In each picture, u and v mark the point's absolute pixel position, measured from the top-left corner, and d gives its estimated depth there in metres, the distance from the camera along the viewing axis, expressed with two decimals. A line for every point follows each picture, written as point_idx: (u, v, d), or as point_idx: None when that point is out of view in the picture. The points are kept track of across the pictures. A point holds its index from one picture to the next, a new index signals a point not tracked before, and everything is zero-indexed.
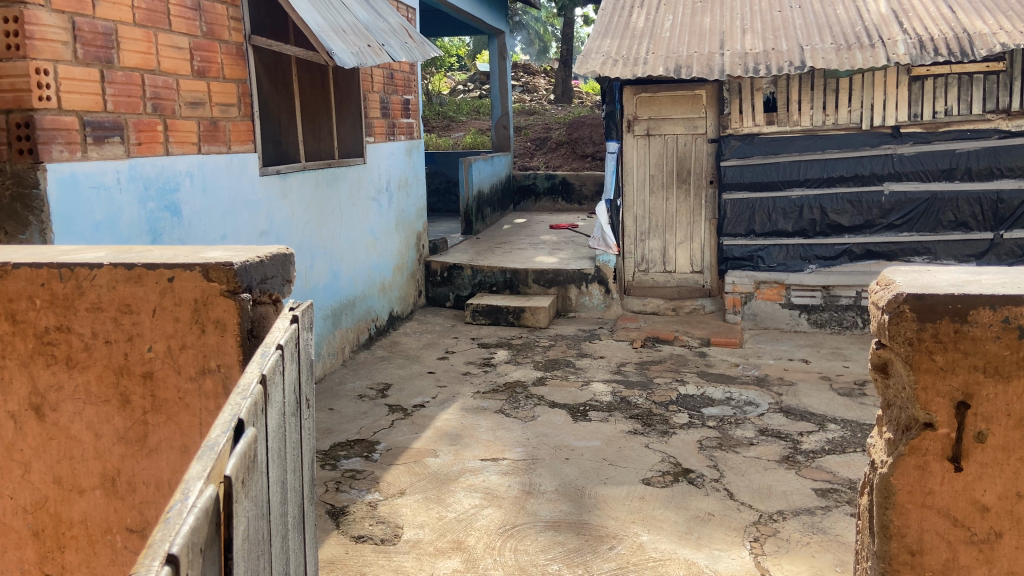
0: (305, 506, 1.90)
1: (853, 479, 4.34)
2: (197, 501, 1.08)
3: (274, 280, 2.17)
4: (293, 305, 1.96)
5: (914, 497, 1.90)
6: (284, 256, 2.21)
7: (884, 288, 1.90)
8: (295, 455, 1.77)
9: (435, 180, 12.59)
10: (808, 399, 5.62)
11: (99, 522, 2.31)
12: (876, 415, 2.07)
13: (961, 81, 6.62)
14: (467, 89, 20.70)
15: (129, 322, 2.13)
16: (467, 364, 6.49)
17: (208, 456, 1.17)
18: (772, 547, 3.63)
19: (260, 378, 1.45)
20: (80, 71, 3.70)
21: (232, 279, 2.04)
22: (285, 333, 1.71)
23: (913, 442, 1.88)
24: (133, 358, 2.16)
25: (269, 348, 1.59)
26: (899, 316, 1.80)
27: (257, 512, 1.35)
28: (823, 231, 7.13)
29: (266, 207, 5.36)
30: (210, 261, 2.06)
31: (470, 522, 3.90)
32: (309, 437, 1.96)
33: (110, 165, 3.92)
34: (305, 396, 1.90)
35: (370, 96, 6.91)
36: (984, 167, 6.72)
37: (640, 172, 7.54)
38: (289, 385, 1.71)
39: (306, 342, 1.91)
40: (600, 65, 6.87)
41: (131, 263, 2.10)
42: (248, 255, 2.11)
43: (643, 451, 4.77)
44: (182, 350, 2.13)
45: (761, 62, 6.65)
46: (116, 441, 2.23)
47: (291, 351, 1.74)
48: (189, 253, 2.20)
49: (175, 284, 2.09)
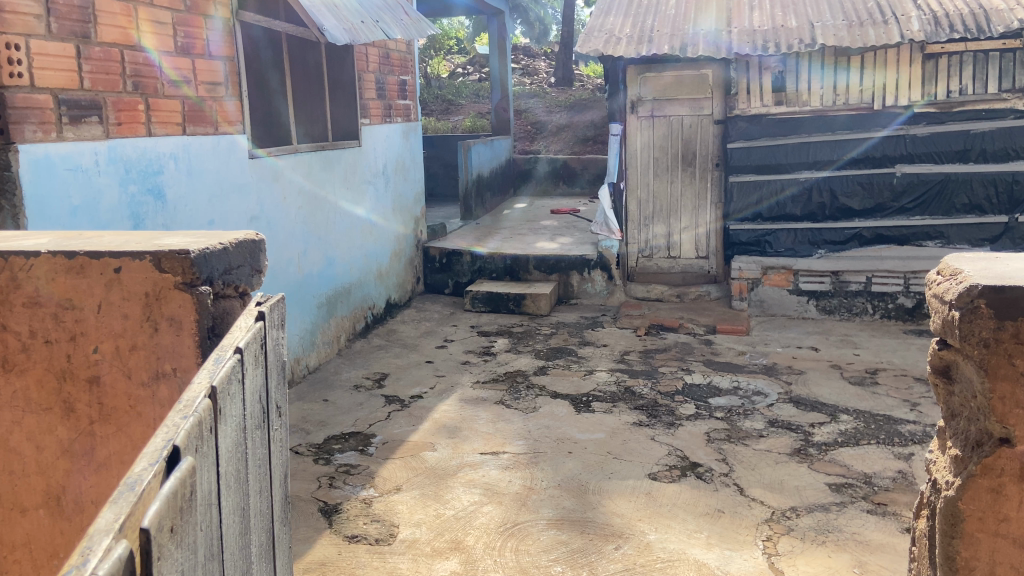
0: (275, 527, 1.71)
1: (868, 473, 4.17)
2: (100, 564, 0.88)
3: (240, 270, 1.99)
4: (262, 299, 1.76)
5: (987, 525, 1.69)
6: (252, 243, 2.03)
7: (954, 280, 1.71)
8: (261, 472, 1.58)
9: (433, 164, 12.39)
10: (818, 388, 5.44)
11: (44, 545, 2.12)
12: (944, 426, 1.87)
13: (977, 58, 6.34)
14: (466, 73, 20.32)
15: (71, 319, 1.95)
16: (467, 353, 6.30)
17: (125, 499, 0.98)
18: (786, 546, 3.45)
19: (209, 391, 1.26)
20: (54, 45, 3.50)
21: (189, 269, 1.84)
22: (246, 334, 1.50)
23: (987, 461, 1.67)
24: (76, 361, 1.98)
25: (224, 352, 1.38)
26: (973, 313, 1.61)
27: (198, 555, 1.16)
28: (832, 215, 6.94)
29: (257, 191, 5.14)
30: (163, 249, 1.86)
31: (469, 520, 3.72)
32: (282, 450, 1.77)
33: (87, 146, 3.71)
34: (275, 403, 1.70)
35: (366, 76, 6.66)
36: (1000, 149, 6.49)
37: (644, 156, 7.31)
38: (252, 395, 1.51)
39: (275, 342, 1.70)
40: (603, 43, 6.66)
41: (72, 251, 1.91)
42: (210, 242, 1.92)
43: (649, 444, 4.58)
44: (132, 351, 1.94)
45: (770, 39, 6.45)
46: (61, 455, 2.04)
47: (253, 353, 1.53)
48: (145, 240, 2.01)
49: (123, 276, 1.89)
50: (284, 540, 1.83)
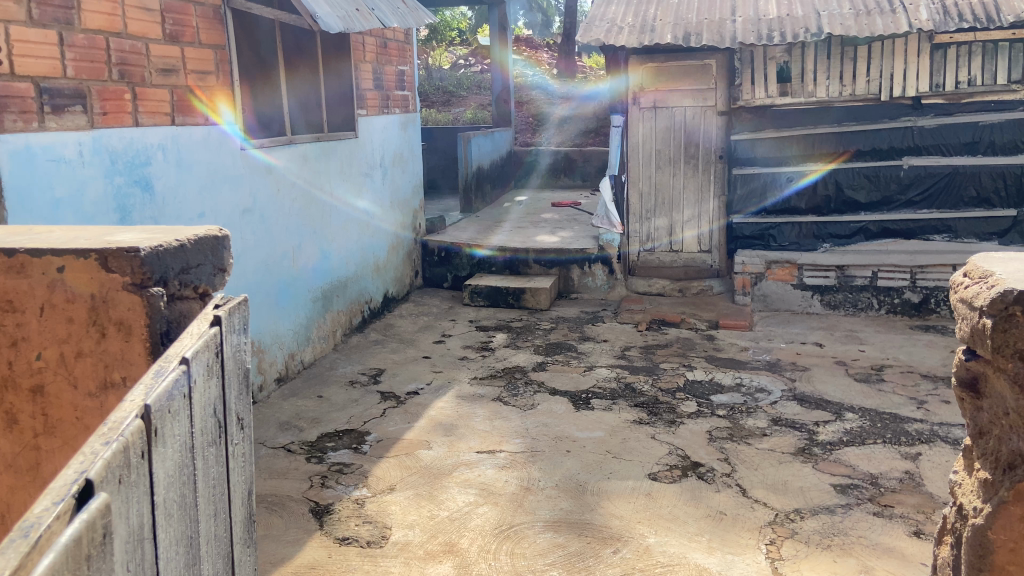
0: (235, 544, 1.66)
1: (874, 474, 4.06)
2: None
3: (201, 268, 1.91)
4: (221, 301, 1.72)
5: (1019, 556, 1.59)
6: (215, 239, 1.95)
7: (986, 284, 1.59)
8: (213, 488, 1.53)
9: (433, 156, 12.25)
10: (823, 385, 5.33)
11: None
12: (973, 444, 1.76)
13: (986, 49, 6.18)
14: (468, 64, 20.14)
15: (13, 323, 1.90)
16: (465, 348, 6.20)
17: (14, 550, 0.88)
18: (790, 551, 3.34)
19: (141, 412, 1.20)
20: (35, 32, 3.38)
21: (138, 269, 1.78)
22: (195, 343, 1.44)
23: (1019, 486, 1.56)
24: (20, 369, 1.94)
25: (166, 365, 1.34)
26: (1007, 320, 1.49)
27: None
28: (837, 208, 6.80)
29: (250, 183, 5.01)
30: (109, 248, 1.80)
31: (464, 522, 3.62)
32: (244, 464, 1.72)
33: (70, 137, 3.60)
34: (235, 415, 1.66)
35: (363, 66, 6.54)
36: (1009, 141, 6.34)
37: (646, 147, 7.18)
38: (201, 408, 1.46)
39: (233, 347, 1.64)
40: (605, 33, 6.53)
41: (11, 250, 1.85)
42: (165, 239, 1.85)
43: (649, 443, 4.47)
44: (77, 359, 1.91)
45: (775, 28, 6.30)
46: (7, 466, 2.02)
47: (204, 363, 1.48)
48: (95, 236, 1.94)
49: (66, 276, 1.84)
50: (250, 554, 1.78)
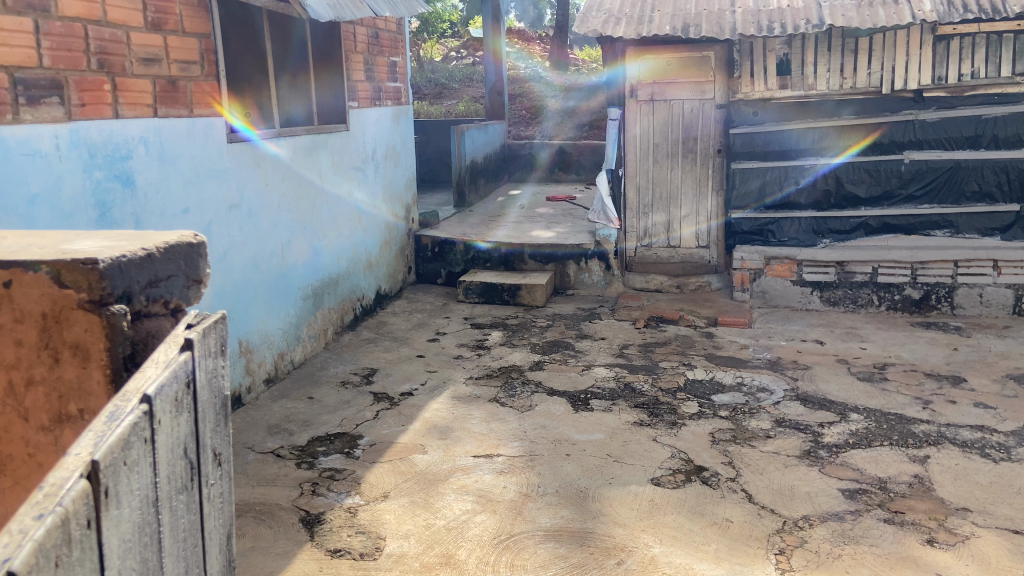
0: None
1: (883, 478, 3.94)
2: None
3: (170, 281, 1.78)
4: (195, 320, 1.57)
5: None
6: (186, 249, 1.83)
7: None
8: (184, 536, 1.40)
9: (425, 149, 12.09)
10: (825, 385, 5.21)
11: None
12: None
13: (990, 40, 6.08)
14: (461, 56, 19.99)
15: None
16: (459, 347, 6.04)
17: None
18: (800, 561, 3.22)
19: (87, 469, 1.07)
20: (8, 19, 3.20)
21: (98, 283, 1.62)
22: (161, 375, 1.30)
23: None
24: None
25: (124, 407, 1.21)
26: None
27: None
28: (836, 203, 6.68)
29: (237, 178, 4.84)
30: (64, 258, 1.62)
31: (461, 531, 3.48)
32: (221, 505, 1.59)
33: (46, 129, 3.42)
34: (209, 451, 1.53)
35: (354, 57, 6.37)
36: (1013, 134, 6.22)
37: (643, 141, 7.06)
38: (167, 450, 1.33)
39: (206, 374, 1.50)
40: (602, 24, 6.36)
41: None
42: (131, 249, 1.70)
43: (651, 446, 4.34)
44: (29, 388, 1.77)
45: (776, 19, 6.15)
46: None
47: (172, 398, 1.34)
48: (50, 244, 1.78)
49: (14, 292, 1.68)
50: None
